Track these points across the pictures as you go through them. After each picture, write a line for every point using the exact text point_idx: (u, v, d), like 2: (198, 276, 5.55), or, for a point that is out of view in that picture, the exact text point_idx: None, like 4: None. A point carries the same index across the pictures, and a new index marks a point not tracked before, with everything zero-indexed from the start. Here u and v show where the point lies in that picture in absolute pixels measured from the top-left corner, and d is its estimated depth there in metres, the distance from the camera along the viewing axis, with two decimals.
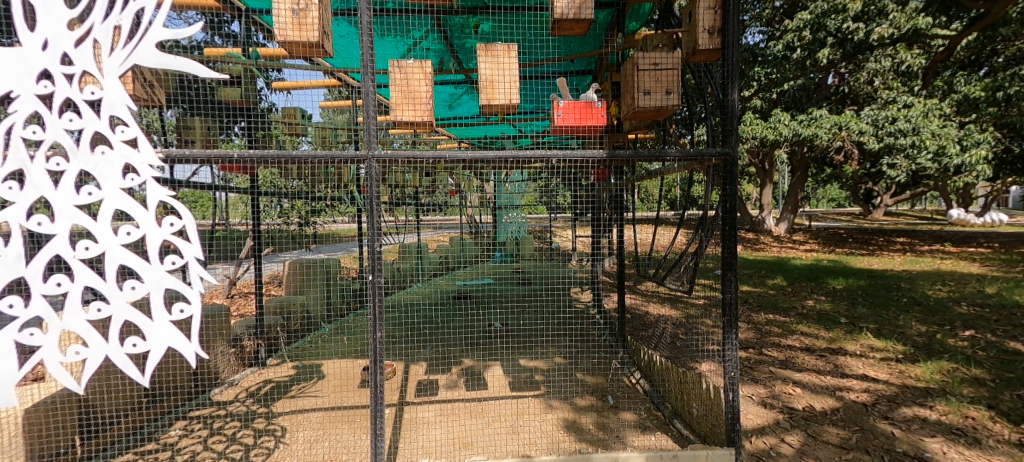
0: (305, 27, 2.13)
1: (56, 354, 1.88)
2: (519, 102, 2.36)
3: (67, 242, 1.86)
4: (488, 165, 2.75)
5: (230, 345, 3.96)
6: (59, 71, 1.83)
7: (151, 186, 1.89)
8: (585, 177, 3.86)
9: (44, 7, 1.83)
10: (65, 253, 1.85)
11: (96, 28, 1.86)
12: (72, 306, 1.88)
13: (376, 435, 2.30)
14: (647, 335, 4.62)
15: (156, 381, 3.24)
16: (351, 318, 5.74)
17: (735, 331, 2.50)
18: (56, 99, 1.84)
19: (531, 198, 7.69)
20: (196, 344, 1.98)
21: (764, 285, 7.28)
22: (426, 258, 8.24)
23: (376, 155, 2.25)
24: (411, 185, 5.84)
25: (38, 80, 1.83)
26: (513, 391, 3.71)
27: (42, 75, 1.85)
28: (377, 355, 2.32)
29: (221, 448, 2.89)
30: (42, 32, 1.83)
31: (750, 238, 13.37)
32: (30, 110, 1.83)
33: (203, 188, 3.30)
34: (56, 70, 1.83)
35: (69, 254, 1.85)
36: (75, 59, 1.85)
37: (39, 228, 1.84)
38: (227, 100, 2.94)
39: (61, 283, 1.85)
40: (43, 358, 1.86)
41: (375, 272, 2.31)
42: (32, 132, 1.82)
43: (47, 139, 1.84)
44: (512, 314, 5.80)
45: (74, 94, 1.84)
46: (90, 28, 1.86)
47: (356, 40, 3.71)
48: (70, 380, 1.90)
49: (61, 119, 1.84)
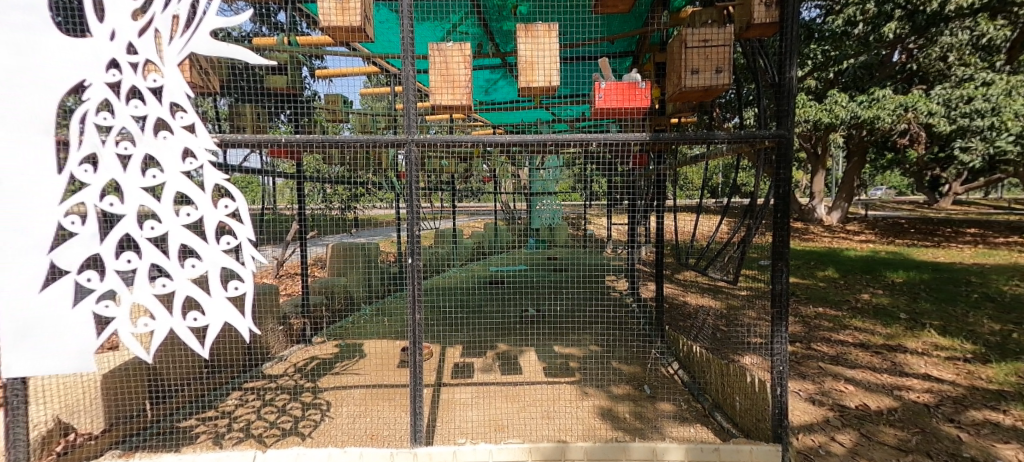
0: (347, 11, 2.18)
1: (128, 326, 2.05)
2: (559, 85, 2.33)
3: (135, 222, 2.02)
4: (526, 151, 2.73)
5: (278, 323, 4.18)
6: (126, 60, 1.98)
7: (208, 170, 2.03)
8: (623, 163, 3.76)
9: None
10: (133, 232, 2.01)
11: (157, 17, 1.99)
12: (141, 281, 2.05)
13: (416, 414, 2.41)
14: (687, 325, 4.52)
15: (215, 355, 3.50)
16: (389, 301, 5.91)
17: (785, 323, 2.40)
18: (123, 87, 1.99)
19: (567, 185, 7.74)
20: (249, 319, 2.11)
21: (814, 277, 6.91)
22: (461, 244, 8.29)
23: (415, 139, 2.30)
24: (448, 172, 5.87)
25: (106, 69, 1.98)
26: (548, 376, 3.73)
27: (110, 64, 1.99)
28: (417, 336, 2.40)
29: (273, 418, 3.09)
30: (109, 23, 1.97)
31: (800, 227, 12.66)
32: (101, 98, 1.98)
33: (253, 173, 3.44)
34: (122, 59, 1.98)
35: (138, 234, 2.02)
36: (139, 48, 1.99)
37: (112, 208, 2.01)
38: (274, 87, 3.00)
39: (131, 260, 2.02)
40: (116, 328, 2.04)
41: (414, 256, 2.38)
42: (103, 118, 1.97)
43: (116, 125, 1.99)
44: (545, 301, 5.79)
45: (139, 82, 1.99)
46: (151, 18, 1.99)
47: (396, 26, 3.79)
48: (140, 349, 2.07)
49: (128, 106, 1.99)
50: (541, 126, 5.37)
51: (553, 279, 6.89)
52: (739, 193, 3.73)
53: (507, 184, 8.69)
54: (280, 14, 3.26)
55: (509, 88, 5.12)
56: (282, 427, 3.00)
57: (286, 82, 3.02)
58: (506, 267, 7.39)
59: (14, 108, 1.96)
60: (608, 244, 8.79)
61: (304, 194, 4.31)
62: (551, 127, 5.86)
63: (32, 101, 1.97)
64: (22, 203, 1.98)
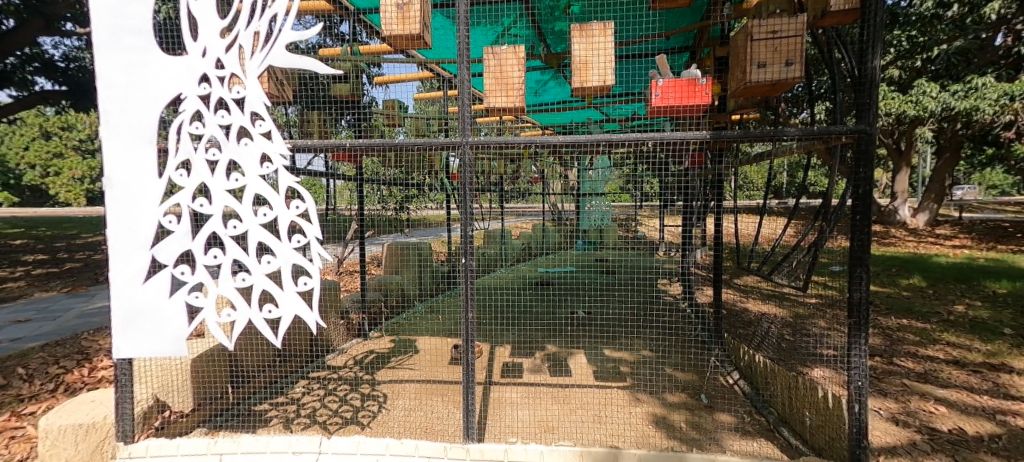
0: (408, 20, 2.28)
1: (214, 315, 2.27)
2: (614, 84, 2.29)
3: (221, 222, 2.23)
4: (578, 151, 2.70)
5: (340, 317, 4.43)
6: (214, 74, 2.20)
7: (282, 173, 2.20)
8: (678, 163, 3.62)
9: (202, 20, 2.18)
10: (219, 230, 2.22)
11: (241, 34, 2.18)
12: (224, 275, 2.25)
13: (468, 410, 2.47)
14: (749, 333, 4.27)
15: (286, 346, 3.77)
16: (441, 299, 6.08)
17: (865, 334, 2.22)
18: (212, 98, 2.21)
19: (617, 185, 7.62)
20: (316, 313, 2.26)
21: (896, 285, 6.29)
22: (510, 245, 8.34)
23: (469, 141, 2.35)
24: (497, 174, 5.93)
25: (199, 83, 2.21)
26: (598, 380, 3.67)
27: (201, 79, 2.22)
28: (470, 335, 2.45)
29: (335, 407, 3.29)
30: (202, 42, 2.20)
31: (879, 230, 11.58)
32: (194, 109, 2.21)
33: (318, 176, 3.66)
34: (212, 73, 2.20)
35: (223, 232, 2.22)
36: (226, 63, 2.20)
37: (202, 208, 2.22)
38: (338, 95, 3.15)
39: (217, 255, 2.23)
40: (204, 318, 2.25)
41: (467, 256, 2.43)
42: (196, 127, 2.20)
43: (206, 133, 2.21)
44: (595, 304, 5.70)
45: (225, 93, 2.20)
46: (236, 36, 2.20)
47: (450, 32, 3.90)
48: (224, 337, 2.28)
49: (216, 116, 2.20)
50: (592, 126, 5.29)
51: (604, 281, 6.77)
52: (810, 193, 3.48)
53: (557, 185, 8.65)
54: (344, 25, 3.44)
55: (560, 88, 5.11)
56: (344, 415, 3.18)
57: (349, 89, 3.17)
58: (555, 269, 7.37)
59: (125, 121, 2.22)
60: (661, 247, 8.50)
61: (362, 195, 4.54)
62: (601, 127, 5.76)
63: (139, 114, 2.23)
64: (131, 204, 2.25)
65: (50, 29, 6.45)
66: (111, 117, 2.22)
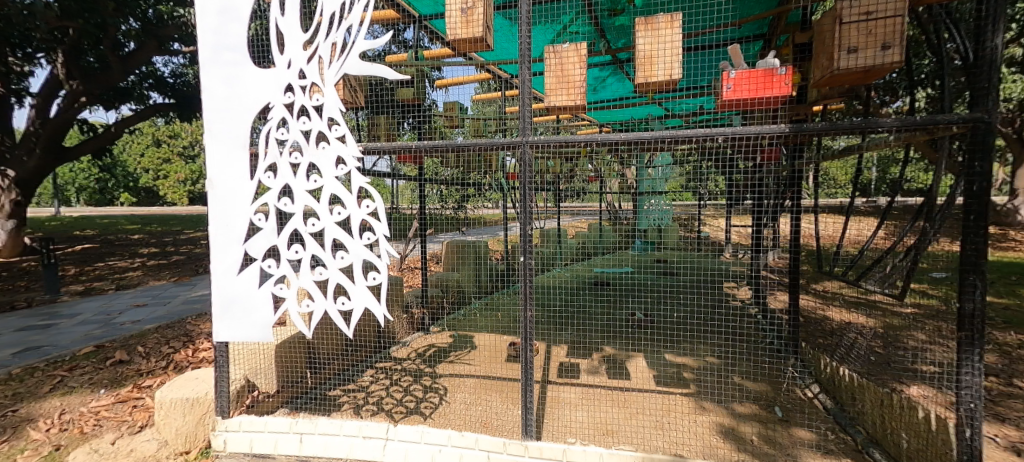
0: (471, 24, 2.32)
1: (295, 305, 2.46)
2: (681, 78, 2.18)
3: (301, 219, 2.42)
4: (638, 149, 2.60)
5: (403, 311, 4.62)
6: (298, 84, 2.39)
7: (355, 174, 2.34)
8: (749, 158, 3.37)
9: (288, 34, 2.38)
10: (300, 227, 2.40)
11: (320, 46, 2.35)
12: (304, 269, 2.44)
13: (528, 408, 2.48)
14: (833, 343, 3.90)
15: (357, 336, 4.00)
16: (497, 297, 6.13)
17: (981, 350, 1.99)
18: (296, 106, 2.40)
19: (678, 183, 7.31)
20: (383, 306, 2.38)
21: (1016, 295, 5.45)
22: (565, 244, 8.23)
23: (530, 140, 2.35)
24: (554, 172, 5.88)
25: (285, 93, 2.41)
26: (660, 385, 3.52)
27: (287, 88, 2.42)
28: (527, 333, 2.46)
29: (399, 397, 3.43)
30: (287, 55, 2.39)
31: (993, 232, 10.09)
32: (280, 117, 2.41)
33: (382, 176, 3.83)
34: (296, 83, 2.39)
35: (303, 229, 2.41)
36: (308, 73, 2.38)
37: (285, 207, 2.42)
38: (403, 99, 3.31)
39: (299, 250, 2.42)
40: (287, 307, 2.45)
41: (526, 254, 2.44)
42: (282, 133, 2.41)
43: (290, 138, 2.40)
44: (656, 306, 5.48)
45: (307, 101, 2.38)
46: (317, 47, 2.37)
47: (510, 33, 3.91)
48: (304, 325, 2.48)
49: (299, 122, 2.39)
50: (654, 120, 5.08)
51: (666, 283, 6.50)
52: (909, 188, 3.10)
53: (615, 183, 8.41)
54: (408, 33, 3.58)
55: (618, 85, 4.97)
56: (407, 405, 3.32)
57: (413, 94, 3.33)
58: (612, 268, 7.17)
59: (223, 129, 2.48)
60: (728, 248, 8.00)
61: (423, 195, 4.69)
62: (663, 123, 5.51)
63: (235, 123, 2.47)
64: (227, 203, 2.50)
65: (161, 49, 7.33)
66: (214, 126, 2.48)
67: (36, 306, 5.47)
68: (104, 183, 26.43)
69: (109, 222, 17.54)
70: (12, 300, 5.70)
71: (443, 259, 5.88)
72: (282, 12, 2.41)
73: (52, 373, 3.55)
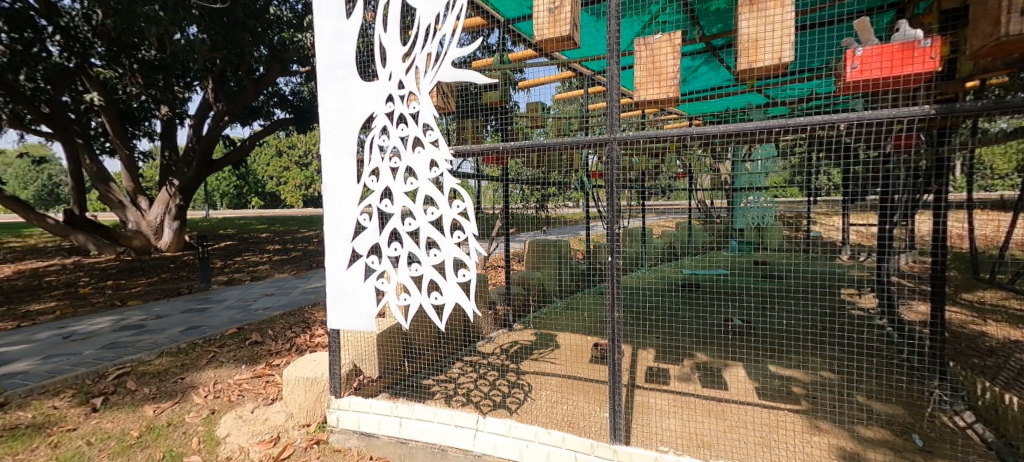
0: (558, 23, 2.36)
1: (394, 298, 2.68)
2: (791, 61, 2.04)
3: (399, 219, 2.62)
4: (732, 143, 2.47)
5: (487, 308, 4.79)
6: (396, 94, 2.59)
7: (446, 176, 2.49)
8: (865, 150, 3.03)
9: (389, 48, 2.59)
10: (398, 226, 2.61)
11: (417, 57, 2.53)
12: (402, 264, 2.64)
13: (615, 412, 2.47)
14: (981, 366, 3.38)
15: (447, 330, 4.22)
16: (579, 297, 6.11)
17: None
18: (395, 114, 2.61)
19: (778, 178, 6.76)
20: (473, 301, 2.51)
21: None
22: (651, 244, 7.97)
23: (618, 137, 2.33)
24: (639, 170, 5.73)
25: (386, 102, 2.63)
26: (764, 399, 3.29)
27: (388, 98, 2.64)
28: (616, 335, 2.44)
29: (486, 391, 3.57)
30: (389, 67, 2.61)
31: None
32: (381, 124, 2.63)
33: (467, 177, 3.98)
34: (395, 93, 2.59)
35: (401, 228, 2.61)
36: (406, 83, 2.58)
37: (386, 208, 2.65)
38: (488, 102, 3.43)
39: (397, 248, 2.63)
40: (387, 299, 2.68)
41: (613, 254, 2.43)
42: (384, 140, 2.63)
43: (390, 144, 2.62)
44: (755, 312, 5.14)
45: (404, 109, 2.57)
46: (414, 59, 2.55)
47: (597, 30, 3.90)
48: (401, 316, 2.68)
49: (397, 129, 2.59)
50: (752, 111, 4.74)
51: (764, 287, 6.07)
52: None
53: (706, 180, 7.98)
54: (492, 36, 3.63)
55: (712, 73, 4.75)
56: (494, 399, 3.44)
57: (499, 96, 3.42)
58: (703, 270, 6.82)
59: (335, 137, 2.76)
60: (836, 250, 7.24)
61: (506, 195, 4.83)
62: (763, 113, 5.09)
63: (345, 132, 2.74)
64: (339, 204, 2.78)
65: (281, 70, 8.28)
66: (328, 136, 2.78)
67: (194, 292, 6.49)
68: (239, 188, 30.51)
69: (244, 222, 20.26)
70: (175, 287, 6.81)
71: (526, 258, 5.99)
72: (384, 29, 2.64)
73: (208, 348, 4.20)
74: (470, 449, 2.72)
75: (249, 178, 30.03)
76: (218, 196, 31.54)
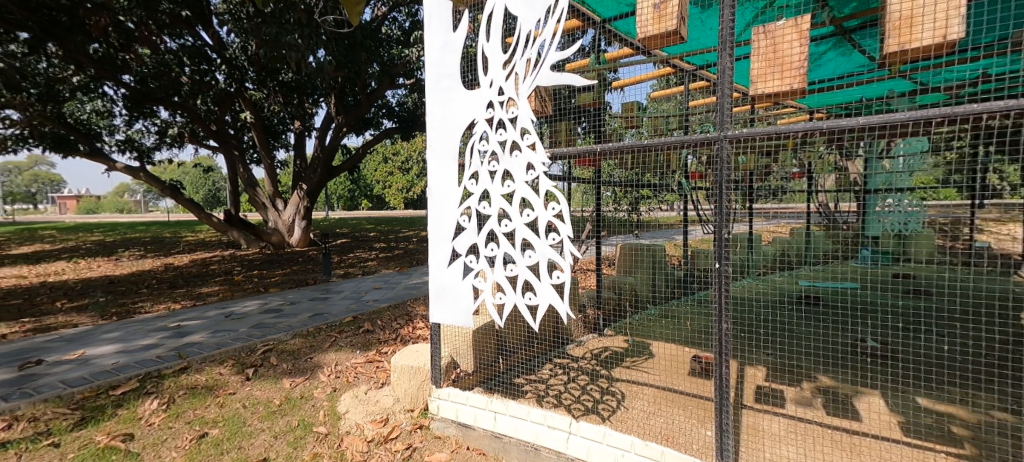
0: (664, 18, 2.27)
1: (490, 296, 2.76)
2: (962, 36, 1.74)
3: (496, 220, 2.69)
4: (865, 139, 2.19)
5: (578, 312, 4.76)
6: (496, 100, 2.66)
7: (543, 179, 2.50)
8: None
9: (491, 56, 2.68)
10: (495, 227, 2.68)
11: (518, 62, 2.58)
12: (498, 264, 2.71)
13: (723, 430, 2.31)
14: None
15: (540, 330, 4.25)
16: (676, 304, 5.83)
17: None
18: (494, 119, 2.68)
19: (919, 179, 5.88)
20: (567, 303, 2.50)
21: None
22: (759, 252, 7.36)
23: (729, 134, 2.19)
24: (746, 172, 5.33)
25: (486, 108, 2.72)
26: (908, 436, 2.86)
27: (488, 105, 2.72)
28: (723, 347, 2.29)
29: (577, 395, 3.53)
30: (490, 75, 2.69)
31: None
32: (482, 130, 2.73)
33: (557, 179, 3.98)
34: (495, 99, 2.66)
35: (498, 228, 2.68)
36: (505, 89, 2.63)
37: (484, 209, 2.74)
38: (583, 104, 3.43)
39: (494, 248, 2.70)
40: (483, 298, 2.76)
41: (722, 260, 2.28)
42: (484, 145, 2.72)
43: (489, 149, 2.70)
44: (893, 334, 4.52)
45: (503, 114, 2.63)
46: (514, 64, 2.60)
47: (707, 20, 3.66)
48: (496, 314, 2.74)
49: (496, 133, 2.66)
50: (888, 103, 4.18)
51: (903, 306, 5.32)
52: None
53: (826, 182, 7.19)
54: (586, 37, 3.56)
55: (839, 57, 4.30)
56: (586, 404, 3.39)
57: (593, 98, 3.45)
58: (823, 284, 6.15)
59: (441, 143, 2.92)
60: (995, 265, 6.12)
61: (598, 197, 4.78)
62: (907, 102, 4.46)
63: (450, 138, 2.89)
64: (443, 206, 2.94)
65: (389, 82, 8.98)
66: (435, 142, 2.95)
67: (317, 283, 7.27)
68: (352, 192, 33.61)
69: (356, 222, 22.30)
70: (304, 278, 7.67)
71: (618, 262, 5.85)
72: (488, 38, 2.74)
73: (330, 333, 4.66)
74: (563, 451, 2.71)
75: (360, 182, 32.96)
76: (335, 199, 35.03)
